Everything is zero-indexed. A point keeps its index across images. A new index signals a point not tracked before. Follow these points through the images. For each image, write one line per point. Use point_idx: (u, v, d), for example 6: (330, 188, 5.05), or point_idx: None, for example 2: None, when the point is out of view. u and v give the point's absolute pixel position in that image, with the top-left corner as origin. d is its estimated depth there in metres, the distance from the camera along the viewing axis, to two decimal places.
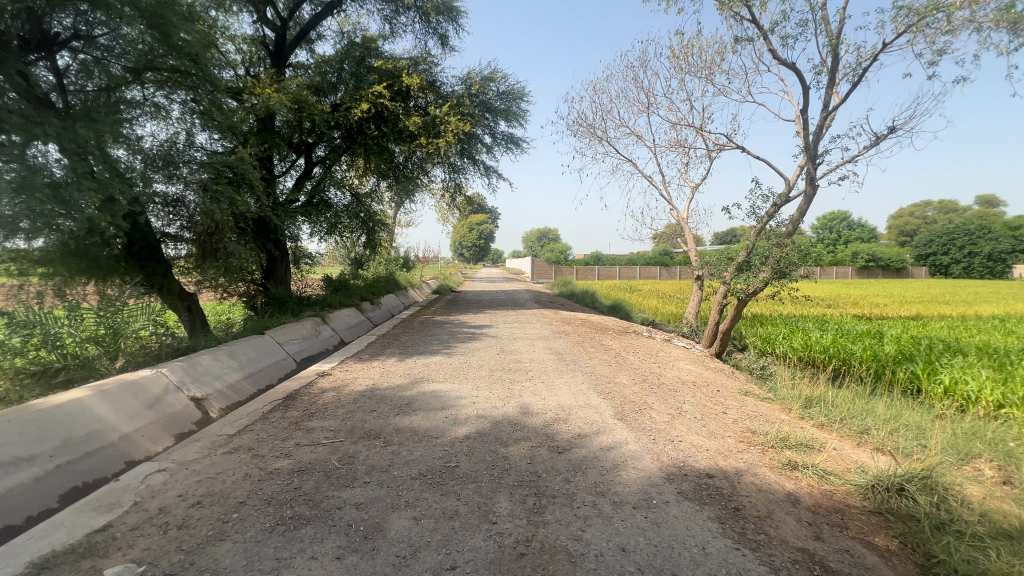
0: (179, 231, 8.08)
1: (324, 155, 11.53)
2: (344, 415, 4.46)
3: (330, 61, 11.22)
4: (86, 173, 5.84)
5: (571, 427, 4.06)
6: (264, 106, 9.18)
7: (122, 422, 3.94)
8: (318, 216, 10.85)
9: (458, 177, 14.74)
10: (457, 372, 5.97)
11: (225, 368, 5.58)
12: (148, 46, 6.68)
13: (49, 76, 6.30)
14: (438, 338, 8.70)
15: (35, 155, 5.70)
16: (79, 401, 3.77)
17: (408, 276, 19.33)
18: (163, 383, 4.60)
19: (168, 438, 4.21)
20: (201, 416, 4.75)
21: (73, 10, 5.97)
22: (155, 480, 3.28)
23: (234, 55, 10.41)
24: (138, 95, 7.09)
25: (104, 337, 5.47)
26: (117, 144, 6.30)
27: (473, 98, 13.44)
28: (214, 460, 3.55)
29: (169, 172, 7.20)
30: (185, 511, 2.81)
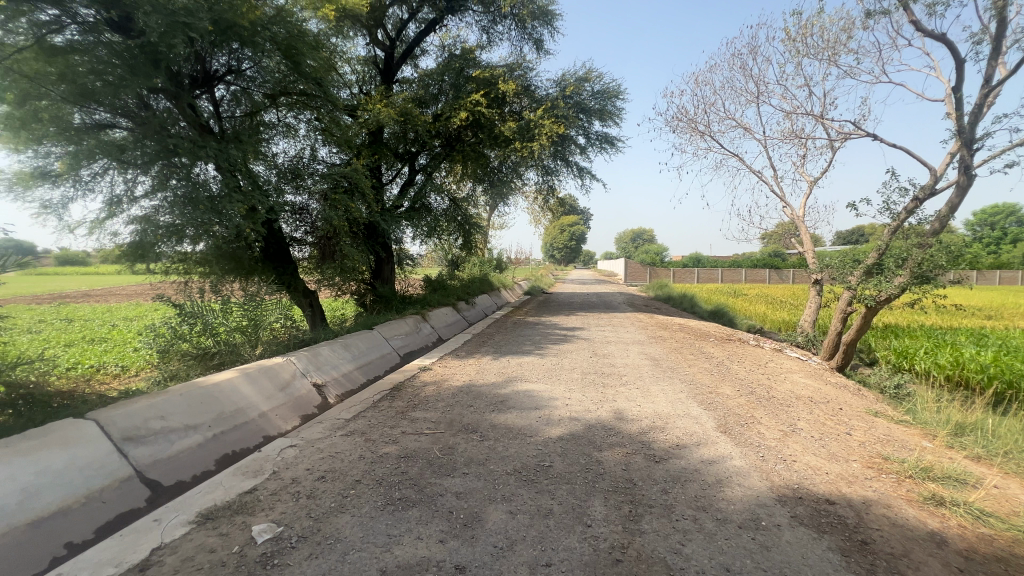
0: (304, 235, 9.11)
1: (426, 163, 12.21)
2: (443, 408, 4.73)
3: (432, 75, 12.03)
4: (235, 187, 6.87)
5: (668, 437, 3.90)
6: (375, 120, 10.04)
7: (261, 401, 4.57)
8: (420, 221, 11.51)
9: (551, 179, 14.81)
10: (549, 373, 6.03)
11: (341, 359, 6.20)
12: (282, 74, 7.70)
13: (209, 106, 7.50)
14: (531, 338, 8.86)
15: (199, 173, 6.82)
16: (230, 380, 4.44)
17: (500, 277, 19.90)
18: (292, 369, 5.24)
19: (296, 418, 4.81)
20: (322, 400, 5.34)
21: (227, 49, 7.04)
22: (287, 454, 3.76)
23: (349, 75, 11.53)
24: (273, 117, 8.17)
25: (247, 327, 6.41)
26: (257, 161, 7.37)
27: (567, 100, 13.45)
28: (334, 441, 3.97)
29: (297, 184, 8.22)
30: (312, 484, 3.18)
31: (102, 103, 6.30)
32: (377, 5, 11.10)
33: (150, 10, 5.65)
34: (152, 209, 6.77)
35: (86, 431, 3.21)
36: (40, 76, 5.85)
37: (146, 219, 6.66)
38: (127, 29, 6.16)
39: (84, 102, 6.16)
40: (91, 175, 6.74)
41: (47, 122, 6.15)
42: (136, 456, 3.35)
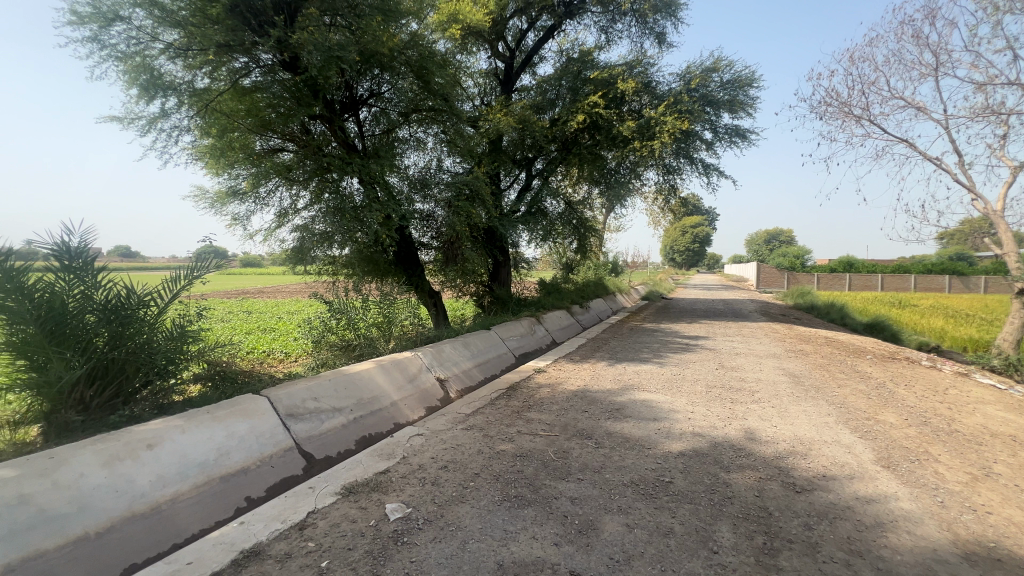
0: (430, 240, 9.84)
1: (542, 168, 12.42)
2: (558, 411, 4.74)
3: (550, 80, 12.26)
4: (374, 198, 7.67)
5: (811, 465, 3.43)
6: (495, 129, 10.48)
7: (393, 390, 5.05)
8: (536, 224, 11.70)
9: (673, 178, 14.01)
10: (669, 383, 5.69)
11: (462, 356, 6.57)
12: (415, 94, 8.45)
13: (355, 127, 8.52)
14: (649, 346, 8.47)
15: (346, 186, 7.76)
16: (367, 370, 4.98)
17: (616, 281, 19.38)
18: (418, 363, 5.70)
19: (422, 409, 5.21)
20: (444, 394, 5.71)
21: (371, 75, 7.91)
22: (415, 441, 4.09)
23: (472, 88, 12.23)
24: (407, 133, 9.01)
25: (383, 324, 7.12)
26: (392, 173, 8.15)
27: (693, 93, 12.64)
28: (456, 433, 4.22)
29: (425, 193, 8.91)
30: (436, 472, 3.41)
31: (275, 131, 7.69)
32: (499, 19, 11.60)
33: (312, 49, 6.56)
34: (310, 219, 7.94)
35: (260, 406, 3.83)
36: (234, 113, 7.37)
37: (306, 228, 7.85)
38: (293, 66, 7.20)
39: (263, 131, 7.64)
40: (267, 192, 8.08)
41: (239, 150, 7.67)
42: (297, 430, 3.92)
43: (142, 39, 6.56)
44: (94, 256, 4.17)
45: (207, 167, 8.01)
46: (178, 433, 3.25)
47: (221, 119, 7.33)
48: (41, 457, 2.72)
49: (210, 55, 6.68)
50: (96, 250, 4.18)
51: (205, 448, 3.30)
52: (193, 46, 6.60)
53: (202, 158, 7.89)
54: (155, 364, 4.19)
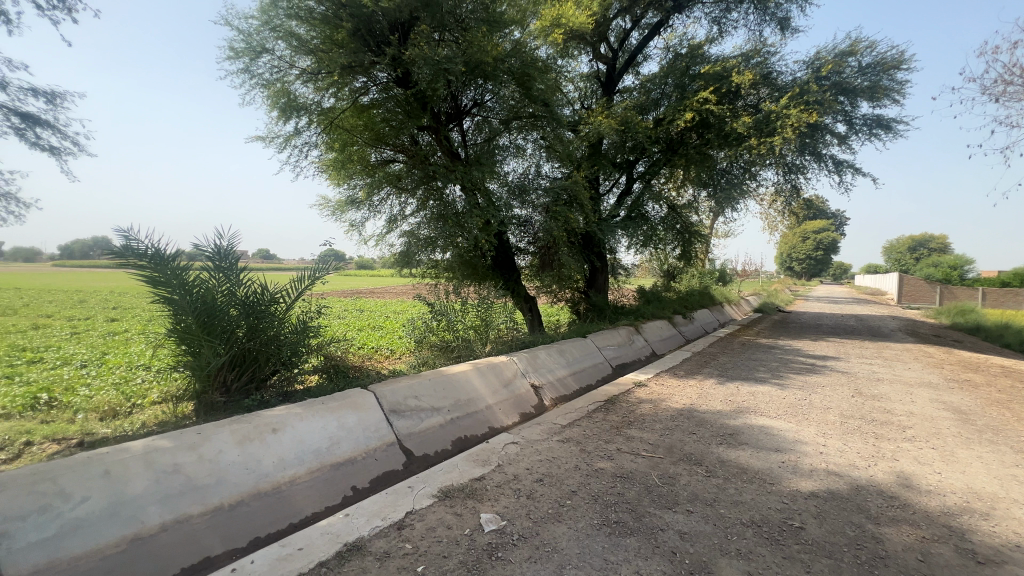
0: (527, 245, 9.84)
1: (644, 171, 11.87)
2: (661, 431, 4.38)
3: (654, 79, 11.72)
4: (475, 204, 7.86)
5: (996, 529, 2.73)
6: (595, 133, 10.23)
7: (488, 394, 5.06)
8: (636, 230, 11.17)
9: (795, 177, 12.58)
10: (793, 409, 5.00)
11: (557, 364, 6.43)
12: (516, 101, 8.51)
13: (458, 136, 8.82)
14: (766, 364, 7.59)
15: (449, 193, 8.07)
16: (464, 372, 5.05)
17: (725, 292, 17.89)
18: (514, 368, 5.67)
19: (516, 415, 5.16)
20: (538, 402, 5.61)
21: (475, 85, 8.11)
22: (510, 449, 4.02)
23: (573, 93, 12.10)
24: (507, 140, 9.13)
25: (480, 327, 7.26)
26: (492, 180, 8.30)
27: (822, 82, 11.24)
28: (552, 445, 4.07)
29: (523, 199, 8.94)
30: (532, 485, 3.29)
31: (387, 143, 8.29)
32: (602, 20, 11.32)
33: (422, 64, 6.89)
34: (416, 225, 8.37)
35: (367, 400, 4.03)
36: (354, 128, 8.07)
37: (412, 234, 8.29)
38: (405, 81, 7.64)
39: (377, 144, 8.28)
40: (380, 200, 8.69)
41: (357, 162, 8.36)
42: (399, 426, 4.06)
43: (281, 67, 7.43)
44: (238, 257, 4.72)
45: (330, 178, 8.82)
46: (297, 420, 3.50)
47: (343, 134, 8.04)
48: (191, 432, 3.08)
49: (335, 77, 7.37)
50: (239, 251, 4.72)
51: (319, 436, 3.53)
52: (322, 69, 7.31)
53: (326, 170, 8.71)
54: (281, 355, 4.64)
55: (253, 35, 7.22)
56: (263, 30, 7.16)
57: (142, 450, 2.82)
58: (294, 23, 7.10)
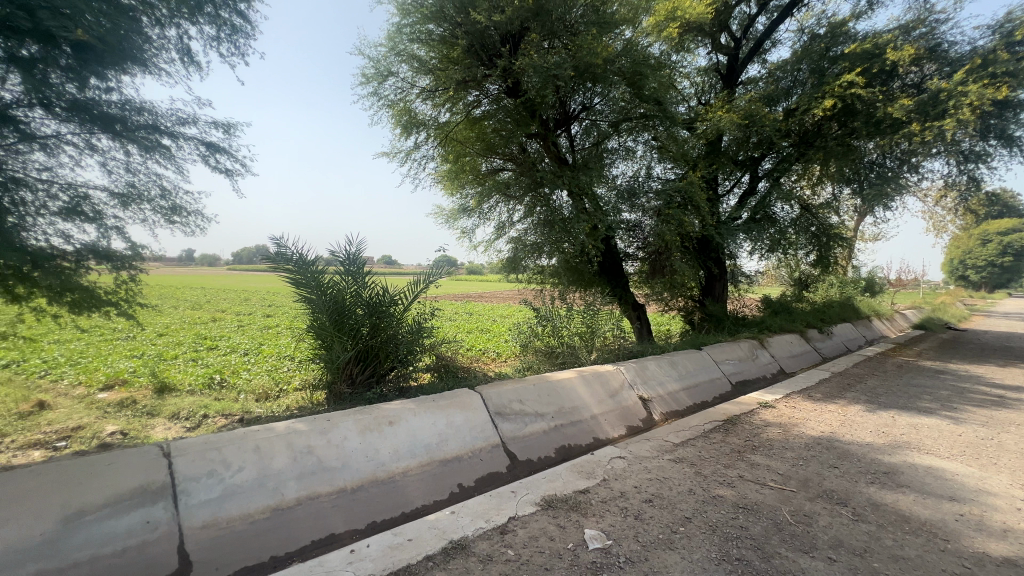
0: (636, 251, 9.44)
1: (772, 168, 10.71)
2: (793, 460, 3.85)
3: (785, 66, 10.56)
4: (582, 209, 7.75)
5: None
6: (714, 129, 9.48)
7: (593, 403, 4.90)
8: (761, 233, 10.12)
9: (973, 167, 10.39)
10: (973, 450, 4.06)
11: (668, 377, 6.03)
12: (627, 102, 8.21)
13: (566, 141, 8.78)
14: (933, 392, 6.31)
15: (556, 199, 8.07)
16: (569, 380, 4.96)
17: (873, 304, 15.39)
18: (621, 379, 5.44)
19: (623, 428, 4.92)
20: (647, 415, 5.30)
21: (584, 89, 8.01)
22: (617, 464, 3.83)
23: (688, 89, 11.39)
24: (617, 143, 8.88)
25: (586, 334, 7.10)
26: (601, 184, 8.11)
27: (1015, 49, 9.15)
28: (662, 464, 3.79)
29: (632, 202, 8.62)
30: (640, 504, 3.08)
31: (498, 152, 8.59)
32: (723, 8, 10.49)
33: (532, 73, 6.97)
34: (524, 232, 8.53)
35: (474, 401, 4.14)
36: (467, 140, 8.48)
37: (519, 240, 8.45)
38: (515, 91, 7.83)
39: (488, 154, 8.62)
40: (489, 208, 9.00)
41: (469, 172, 8.80)
42: (504, 429, 4.10)
43: (404, 88, 8.07)
44: (364, 262, 5.19)
45: (445, 188, 9.37)
46: (411, 415, 3.72)
47: (456, 146, 8.51)
48: (323, 418, 3.43)
49: (451, 93, 7.83)
50: (365, 257, 5.19)
51: (430, 432, 3.71)
52: (439, 86, 7.80)
53: (442, 181, 9.27)
54: (398, 353, 4.98)
55: (381, 61, 7.96)
56: (390, 55, 7.85)
57: (284, 430, 3.20)
58: (416, 46, 7.68)
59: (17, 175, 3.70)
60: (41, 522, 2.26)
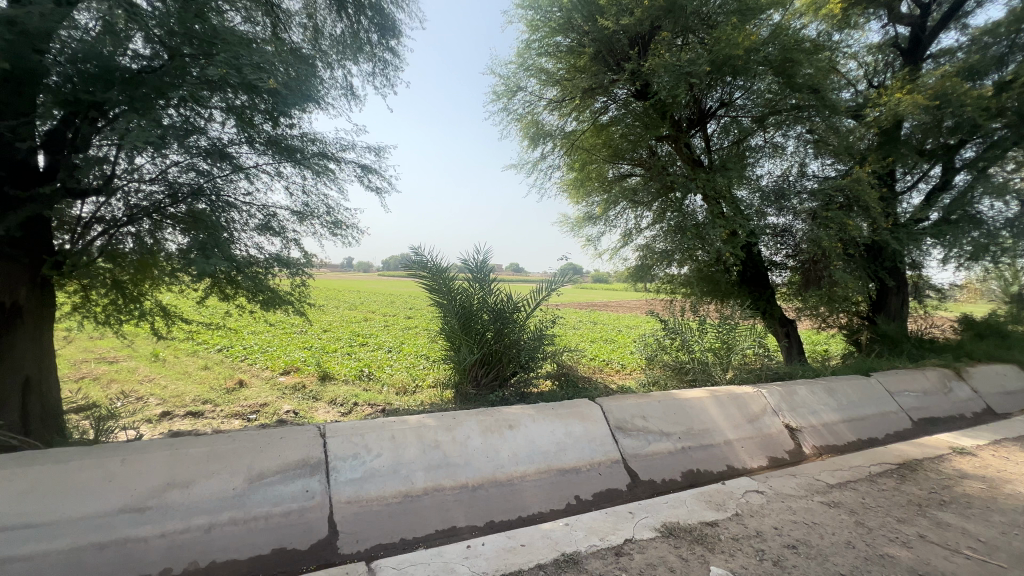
0: (785, 259, 8.33)
1: (974, 157, 8.59)
2: (1003, 527, 3.01)
3: (997, 29, 8.45)
4: (719, 214, 7.15)
5: None
6: (889, 115, 7.94)
7: (727, 428, 4.44)
8: (958, 238, 8.20)
9: None
10: None
11: (824, 405, 5.18)
12: (774, 93, 7.36)
13: (701, 142, 8.18)
14: None
15: (689, 204, 7.56)
16: (700, 400, 4.56)
17: None
18: (762, 403, 4.83)
19: (764, 458, 4.36)
20: (795, 447, 4.62)
21: (722, 84, 7.40)
22: (753, 498, 3.40)
23: (855, 71, 9.79)
24: (761, 140, 8.00)
25: (720, 350, 6.47)
26: (742, 186, 7.40)
27: None
28: (811, 506, 3.26)
29: (780, 205, 7.69)
30: (780, 549, 2.69)
31: (625, 158, 8.37)
32: None
33: (663, 73, 6.64)
34: (652, 239, 8.17)
35: (593, 412, 4.04)
36: (594, 147, 8.44)
37: (648, 248, 8.10)
38: (644, 93, 7.54)
39: (615, 160, 8.44)
40: (615, 215, 8.80)
41: (595, 179, 8.72)
42: (624, 445, 3.93)
43: (532, 101, 8.33)
44: (491, 269, 5.44)
45: (571, 197, 9.42)
46: (529, 421, 3.77)
47: (583, 154, 8.52)
48: (449, 417, 3.65)
49: (578, 102, 7.86)
50: (492, 264, 5.44)
51: (548, 439, 3.71)
52: (566, 96, 7.89)
53: (568, 190, 9.34)
54: (520, 358, 5.10)
55: (511, 78, 8.32)
56: (519, 71, 8.17)
57: (415, 424, 3.49)
58: (544, 59, 7.88)
59: (231, 200, 4.70)
60: (232, 479, 2.78)
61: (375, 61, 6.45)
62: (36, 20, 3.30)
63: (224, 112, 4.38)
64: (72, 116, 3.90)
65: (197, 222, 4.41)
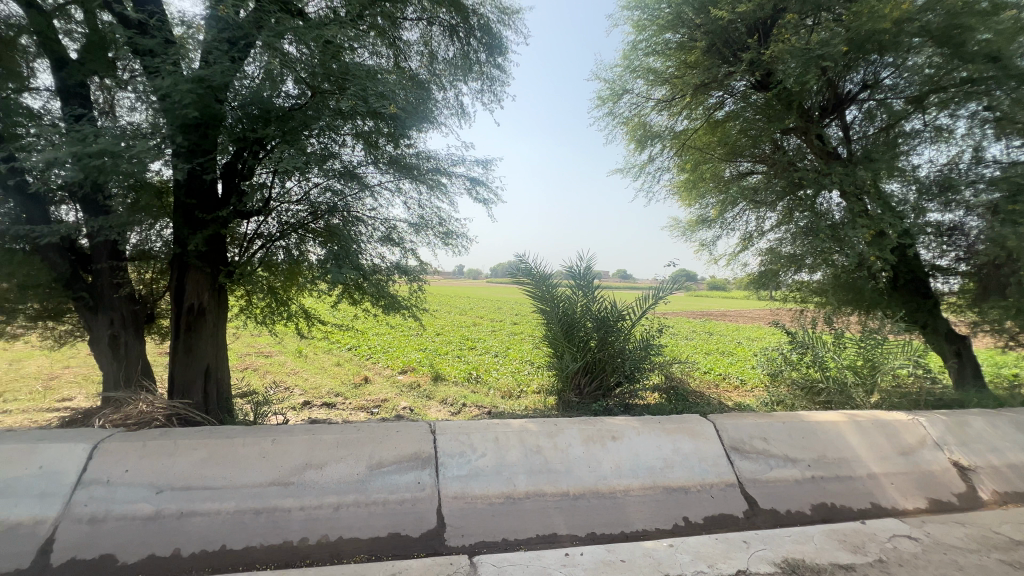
0: (956, 262, 6.82)
1: None
2: None
3: None
4: (861, 212, 6.26)
5: None
6: None
7: (872, 460, 3.83)
8: None
9: None
10: None
11: (1010, 443, 4.21)
12: (936, 67, 6.25)
13: (839, 132, 7.24)
14: None
15: (822, 202, 6.74)
16: (836, 424, 4.00)
17: None
18: (921, 434, 4.08)
19: (922, 500, 3.68)
20: (967, 490, 3.82)
21: (865, 63, 6.53)
22: (904, 544, 2.91)
23: None
24: (918, 123, 6.69)
25: (863, 369, 5.53)
26: (892, 178, 6.42)
27: None
28: (985, 564, 2.70)
29: (947, 199, 6.47)
30: None
31: (744, 155, 7.71)
32: None
33: (789, 59, 6.00)
34: (778, 242, 7.45)
35: (706, 429, 3.76)
36: (707, 145, 7.94)
37: (772, 252, 7.35)
38: (766, 83, 6.90)
39: (733, 158, 7.81)
40: (733, 217, 8.14)
41: (709, 179, 8.14)
42: (741, 467, 3.60)
43: (639, 102, 8.08)
44: (595, 276, 5.36)
45: (682, 200, 8.93)
46: (634, 433, 3.64)
47: (695, 153, 8.05)
48: (551, 423, 3.68)
49: (690, 99, 7.46)
50: (596, 271, 5.36)
51: (654, 454, 3.54)
52: (677, 94, 7.55)
53: (679, 192, 8.85)
54: (625, 368, 4.94)
55: (617, 81, 8.18)
56: (625, 74, 8.00)
57: (518, 428, 3.57)
58: (652, 58, 7.62)
59: (360, 215, 5.28)
60: (357, 465, 3.10)
61: (483, 78, 6.79)
62: (219, 76, 4.15)
63: (354, 138, 4.95)
64: (241, 150, 4.72)
65: (333, 235, 5.03)
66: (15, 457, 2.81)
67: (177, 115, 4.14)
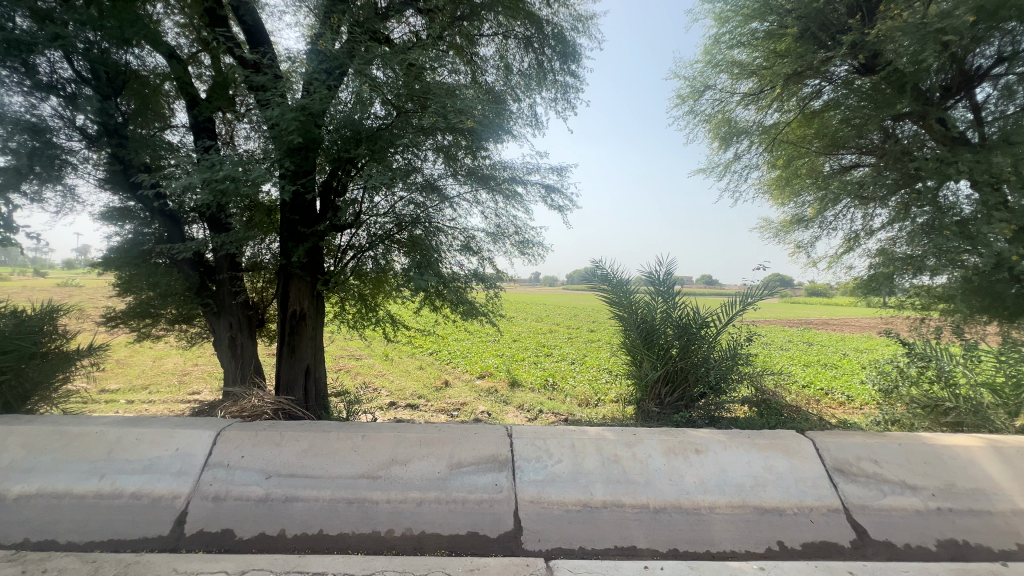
0: None
1: None
2: None
3: None
4: (998, 204, 5.43)
5: None
6: None
7: (1017, 494, 3.27)
8: None
9: None
10: None
11: None
12: None
13: (967, 113, 6.33)
14: None
15: (947, 195, 5.95)
16: (969, 450, 3.46)
17: None
18: None
19: None
20: None
21: (1000, 33, 5.68)
22: None
23: None
24: None
25: (1003, 387, 4.81)
26: None
27: None
28: None
29: None
30: None
31: (847, 146, 7.01)
32: None
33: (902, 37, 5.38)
34: (892, 242, 6.61)
35: (804, 447, 3.44)
36: (803, 139, 7.38)
37: (883, 253, 6.57)
38: (872, 66, 6.24)
39: (833, 150, 7.13)
40: (835, 216, 7.41)
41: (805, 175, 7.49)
42: (847, 491, 3.24)
43: (724, 98, 7.67)
44: (676, 282, 5.15)
45: (774, 199, 8.27)
46: (720, 447, 3.43)
47: (789, 148, 7.47)
48: (629, 433, 3.58)
49: (781, 90, 6.95)
50: (678, 277, 5.15)
51: (743, 471, 3.30)
52: (766, 86, 7.06)
53: (770, 190, 8.23)
54: (709, 378, 4.64)
55: (698, 78, 7.83)
56: (707, 69, 7.65)
57: (595, 436, 3.52)
58: (737, 50, 7.21)
59: (440, 225, 5.53)
60: (439, 464, 3.24)
61: (557, 86, 6.85)
62: (318, 103, 4.60)
63: (435, 153, 5.22)
64: (336, 169, 5.18)
65: (416, 245, 5.31)
66: (157, 439, 3.27)
67: (284, 141, 4.66)
